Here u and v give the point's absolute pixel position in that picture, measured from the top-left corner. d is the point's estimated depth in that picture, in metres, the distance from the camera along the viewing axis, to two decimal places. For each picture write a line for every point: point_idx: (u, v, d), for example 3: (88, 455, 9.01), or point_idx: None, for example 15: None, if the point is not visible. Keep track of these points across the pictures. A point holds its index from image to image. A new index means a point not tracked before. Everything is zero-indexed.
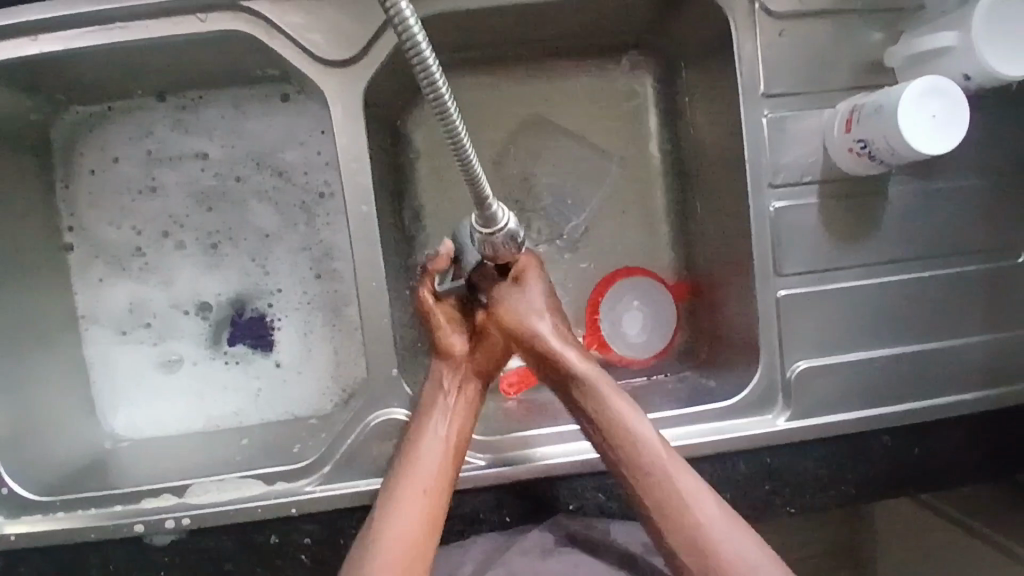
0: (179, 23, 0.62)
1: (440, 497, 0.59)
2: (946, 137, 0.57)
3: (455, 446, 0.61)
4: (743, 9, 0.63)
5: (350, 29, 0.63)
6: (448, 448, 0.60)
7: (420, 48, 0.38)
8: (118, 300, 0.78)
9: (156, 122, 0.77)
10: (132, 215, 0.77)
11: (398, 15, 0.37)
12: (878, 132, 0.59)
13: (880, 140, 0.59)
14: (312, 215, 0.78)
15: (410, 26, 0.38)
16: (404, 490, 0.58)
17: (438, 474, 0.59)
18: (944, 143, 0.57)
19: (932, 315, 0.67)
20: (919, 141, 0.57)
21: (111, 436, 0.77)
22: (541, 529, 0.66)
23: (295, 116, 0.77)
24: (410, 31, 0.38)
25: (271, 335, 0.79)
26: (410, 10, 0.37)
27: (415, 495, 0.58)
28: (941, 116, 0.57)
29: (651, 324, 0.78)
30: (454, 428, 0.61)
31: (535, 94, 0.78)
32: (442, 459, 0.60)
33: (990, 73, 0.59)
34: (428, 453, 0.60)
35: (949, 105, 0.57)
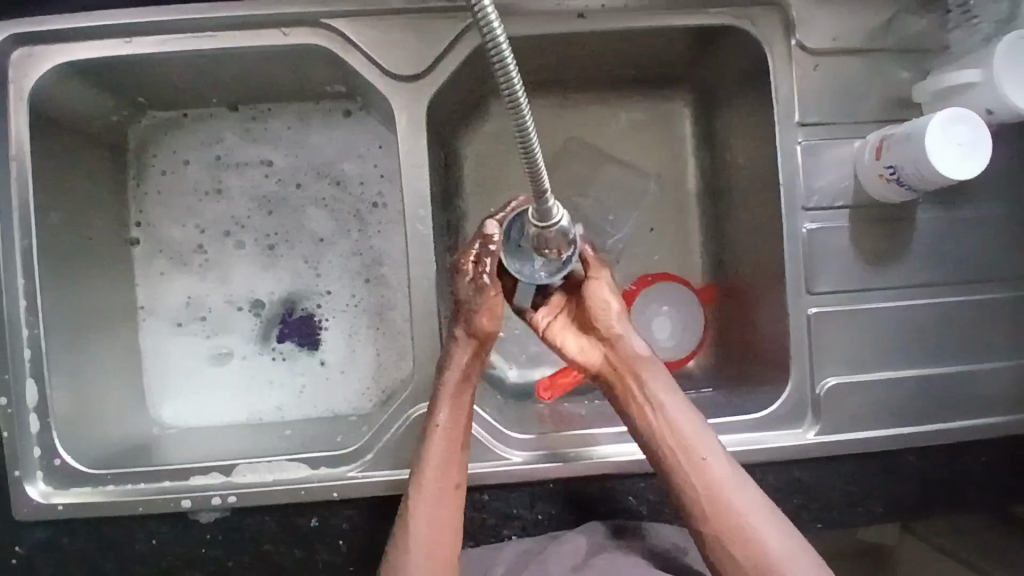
0: (263, 34, 0.68)
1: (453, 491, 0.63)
2: (972, 165, 0.61)
3: (459, 438, 0.63)
4: (780, 45, 0.69)
5: (417, 47, 0.68)
6: (450, 442, 0.63)
7: (499, 42, 0.42)
8: (177, 294, 0.82)
9: (226, 130, 0.82)
10: (196, 214, 0.82)
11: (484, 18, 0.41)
12: (907, 159, 0.63)
13: (910, 165, 0.63)
14: (364, 223, 0.83)
15: (493, 24, 0.42)
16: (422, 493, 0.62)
17: (449, 469, 0.63)
18: (970, 169, 0.61)
19: (960, 339, 0.70)
20: (945, 167, 0.61)
21: (159, 423, 0.80)
22: (575, 532, 0.67)
23: (354, 130, 0.83)
24: (492, 28, 0.42)
25: (318, 334, 0.83)
26: (497, 16, 0.41)
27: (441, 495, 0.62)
28: (967, 146, 0.61)
29: (677, 325, 0.82)
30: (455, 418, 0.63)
31: (579, 121, 0.83)
32: (454, 440, 0.63)
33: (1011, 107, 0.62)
34: (435, 450, 0.63)
35: (974, 134, 0.60)
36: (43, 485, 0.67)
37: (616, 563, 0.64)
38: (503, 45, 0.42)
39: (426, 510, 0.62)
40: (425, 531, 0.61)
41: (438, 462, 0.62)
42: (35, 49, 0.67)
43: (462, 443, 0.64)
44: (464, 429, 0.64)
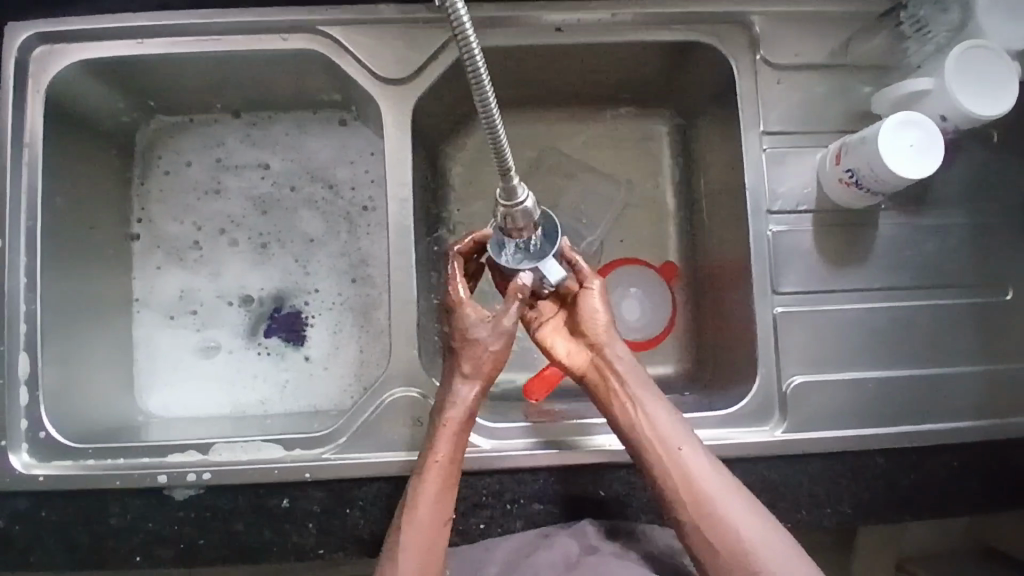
0: (263, 39, 0.73)
1: (441, 512, 0.64)
2: (926, 162, 0.64)
3: (446, 480, 0.64)
4: (746, 59, 0.73)
5: (406, 54, 0.73)
6: (439, 485, 0.64)
7: (463, 29, 0.45)
8: (171, 287, 0.86)
9: (228, 135, 0.88)
10: (194, 213, 0.87)
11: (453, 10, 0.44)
12: (863, 161, 0.66)
13: (865, 167, 0.66)
14: (353, 225, 0.87)
15: (462, 21, 0.44)
16: (417, 516, 0.62)
17: (439, 510, 0.63)
18: (924, 168, 0.64)
19: (924, 343, 0.72)
20: (900, 166, 0.64)
21: (144, 412, 0.83)
22: (551, 536, 0.68)
23: (349, 138, 0.88)
24: (459, 19, 0.44)
25: (304, 331, 0.85)
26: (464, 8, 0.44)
27: (434, 513, 0.63)
28: (919, 147, 0.64)
29: (642, 298, 0.86)
30: (446, 440, 0.64)
31: (562, 135, 0.88)
32: (451, 462, 0.64)
33: (964, 111, 0.65)
34: (433, 479, 0.63)
35: (925, 137, 0.64)
36: (28, 457, 0.71)
37: (606, 563, 0.65)
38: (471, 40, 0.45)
39: (417, 547, 0.62)
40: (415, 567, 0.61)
41: (429, 503, 0.63)
42: (56, 48, 0.74)
43: (450, 487, 0.64)
44: (452, 470, 0.64)
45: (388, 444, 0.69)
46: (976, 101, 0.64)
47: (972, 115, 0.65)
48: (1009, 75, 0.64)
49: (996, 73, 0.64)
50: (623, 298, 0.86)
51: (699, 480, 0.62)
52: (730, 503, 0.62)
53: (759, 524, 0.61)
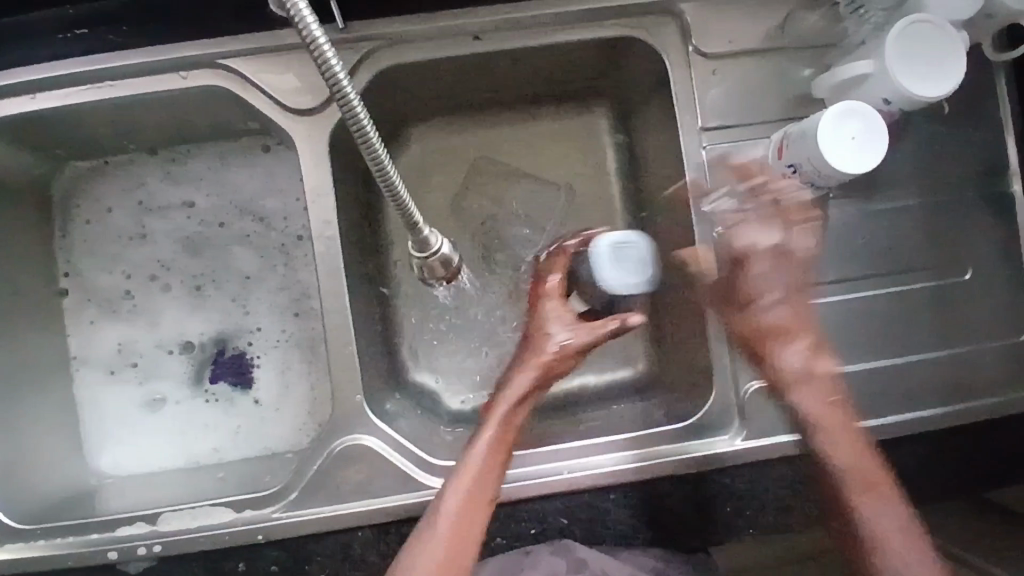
0: (161, 80, 0.68)
1: (470, 527, 0.61)
2: (870, 153, 0.60)
3: (476, 509, 0.62)
4: (678, 51, 0.69)
5: (317, 80, 0.68)
6: (467, 514, 0.61)
7: (350, 100, 0.46)
8: (108, 342, 0.82)
9: (148, 174, 0.83)
10: (122, 261, 0.83)
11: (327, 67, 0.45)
12: (803, 156, 0.63)
13: (806, 163, 0.63)
14: (289, 257, 0.83)
15: (337, 75, 0.45)
16: (439, 531, 0.61)
17: (466, 527, 0.61)
18: (869, 159, 0.60)
19: (884, 333, 0.69)
20: (837, 156, 0.60)
21: (96, 473, 0.80)
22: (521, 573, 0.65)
23: (275, 165, 0.83)
24: (341, 87, 0.45)
25: (250, 373, 0.82)
26: (339, 65, 0.45)
27: (462, 525, 0.61)
28: (859, 135, 0.60)
29: None
30: (485, 455, 0.63)
31: (498, 140, 0.83)
32: (485, 480, 0.63)
33: (907, 95, 0.60)
34: (450, 500, 0.62)
35: (866, 124, 0.60)
36: None
37: None
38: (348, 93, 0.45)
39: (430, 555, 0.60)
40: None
41: (449, 515, 0.61)
42: None
43: (480, 518, 0.62)
44: (494, 477, 0.63)
45: (340, 495, 0.66)
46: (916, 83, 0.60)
47: (911, 96, 0.60)
48: (957, 61, 0.59)
49: (942, 57, 0.60)
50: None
51: (855, 473, 0.65)
52: (870, 504, 0.64)
53: (898, 525, 0.63)
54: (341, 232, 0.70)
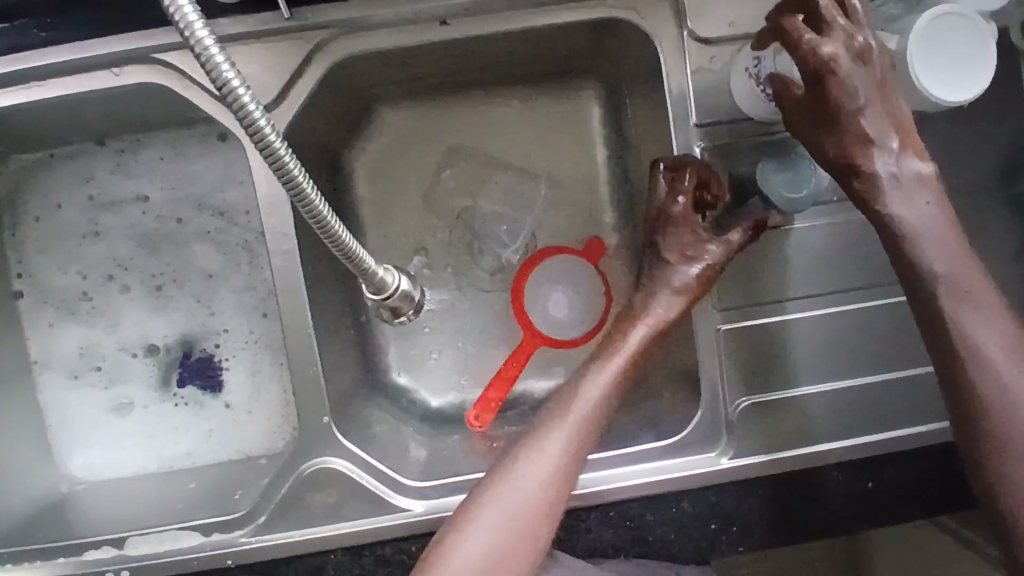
0: (93, 77, 0.61)
1: (563, 483, 0.61)
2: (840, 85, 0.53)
3: (557, 478, 0.61)
4: (670, 37, 0.61)
5: (266, 75, 0.61)
6: (548, 480, 0.60)
7: (275, 148, 0.39)
8: (69, 345, 0.79)
9: (98, 167, 0.77)
10: (78, 260, 0.78)
11: (252, 125, 0.39)
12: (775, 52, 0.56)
13: (775, 58, 0.56)
14: (254, 254, 0.78)
15: (262, 128, 0.39)
16: (532, 474, 0.60)
17: (559, 474, 0.61)
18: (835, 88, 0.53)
19: (883, 345, 0.65)
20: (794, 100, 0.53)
21: (68, 479, 0.78)
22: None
23: (234, 155, 0.77)
24: (263, 133, 0.39)
25: (219, 376, 0.79)
26: (265, 119, 0.39)
27: (555, 477, 0.61)
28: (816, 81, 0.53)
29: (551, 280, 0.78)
30: (598, 402, 0.64)
31: (475, 125, 0.77)
32: (583, 434, 0.62)
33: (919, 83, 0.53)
34: (555, 442, 0.62)
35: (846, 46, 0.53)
36: None
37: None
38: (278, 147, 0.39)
39: (522, 507, 0.60)
40: (505, 532, 0.59)
41: (549, 460, 0.61)
42: None
43: (561, 490, 0.61)
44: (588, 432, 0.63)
45: (310, 520, 0.64)
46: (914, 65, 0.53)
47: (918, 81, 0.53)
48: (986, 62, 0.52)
49: (968, 65, 0.52)
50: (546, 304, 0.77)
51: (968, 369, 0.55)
52: (964, 310, 0.55)
53: (1004, 345, 0.54)
54: (302, 241, 0.64)
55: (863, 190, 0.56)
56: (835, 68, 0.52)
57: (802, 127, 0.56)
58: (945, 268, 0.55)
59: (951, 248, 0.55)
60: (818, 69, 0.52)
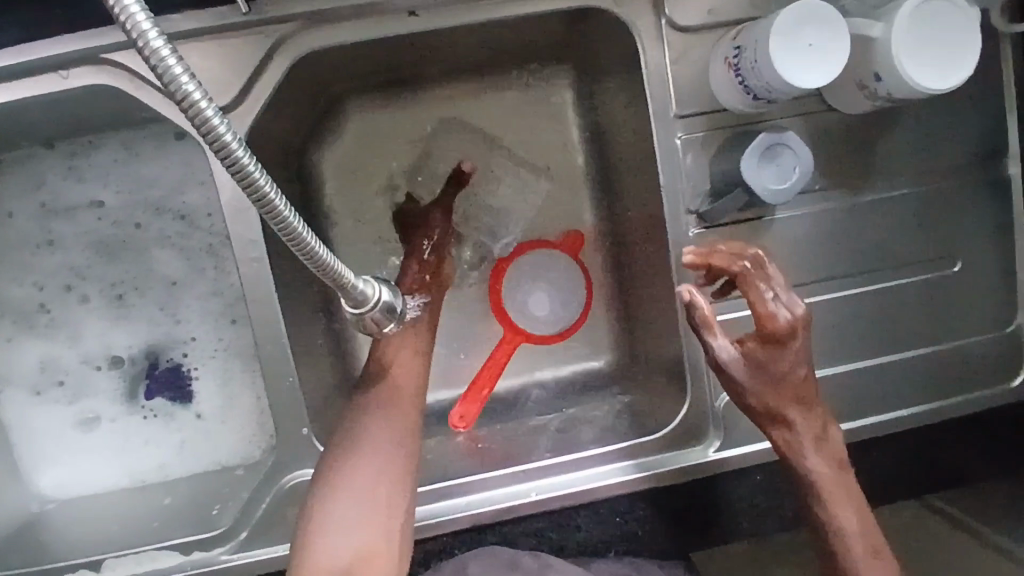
0: (34, 80, 0.57)
1: (396, 474, 0.57)
2: (816, 73, 0.52)
3: (398, 472, 0.57)
4: (648, 24, 0.59)
5: (224, 74, 0.58)
6: (388, 474, 0.57)
7: (240, 161, 0.36)
8: (29, 361, 0.75)
9: (47, 172, 0.72)
10: (31, 271, 0.74)
11: (213, 135, 0.35)
12: (751, 38, 0.54)
13: (750, 44, 0.54)
14: (220, 259, 0.75)
15: (223, 136, 0.35)
16: (364, 466, 0.56)
17: (391, 464, 0.57)
18: (812, 77, 0.52)
19: (876, 332, 0.64)
20: (781, 40, 0.52)
21: (38, 499, 0.75)
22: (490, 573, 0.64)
23: (194, 155, 0.73)
24: (223, 141, 0.35)
25: (190, 385, 0.76)
26: (226, 127, 0.35)
27: (388, 470, 0.57)
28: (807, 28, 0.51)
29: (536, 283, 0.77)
30: (395, 354, 0.63)
31: (449, 116, 0.74)
32: (393, 423, 0.59)
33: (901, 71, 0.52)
34: (374, 433, 0.58)
35: (825, 29, 0.51)
36: None
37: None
38: (241, 158, 0.35)
39: (358, 502, 0.55)
40: (351, 533, 0.54)
41: (375, 450, 0.57)
42: None
43: (403, 483, 0.57)
44: (407, 419, 0.60)
45: (294, 533, 0.62)
46: (902, 37, 0.51)
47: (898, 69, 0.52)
48: (968, 51, 0.52)
49: (950, 53, 0.52)
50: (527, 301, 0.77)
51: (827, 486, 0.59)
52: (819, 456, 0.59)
53: (829, 471, 0.60)
54: (271, 248, 0.62)
55: (781, 440, 0.60)
56: (796, 349, 0.56)
57: (749, 386, 0.58)
58: (820, 472, 0.59)
59: (810, 412, 0.59)
60: (783, 342, 0.55)
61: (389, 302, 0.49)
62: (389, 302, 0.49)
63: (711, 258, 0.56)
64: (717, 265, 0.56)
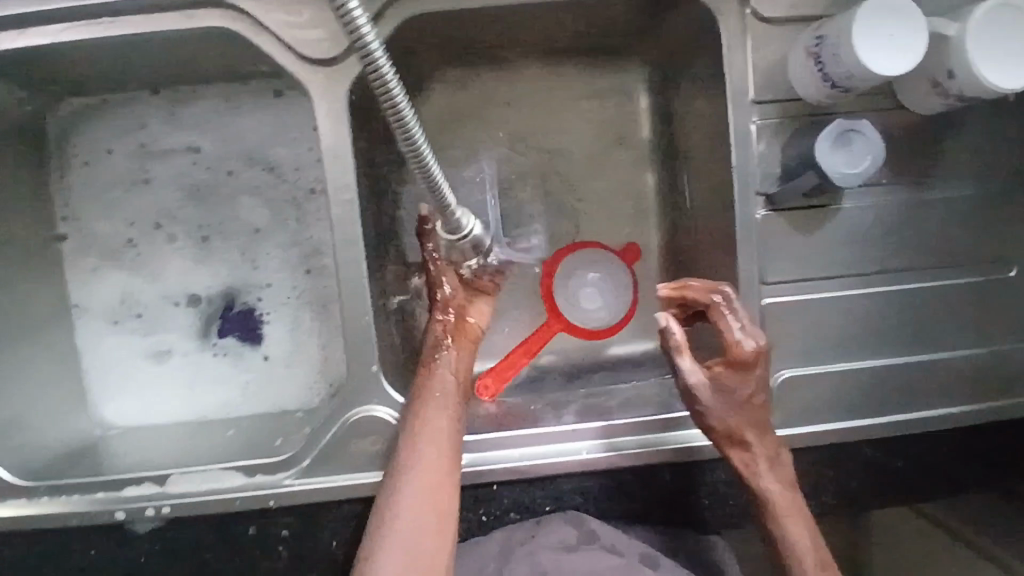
0: (164, 18, 0.62)
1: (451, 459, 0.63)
2: (892, 63, 0.55)
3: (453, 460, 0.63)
4: (734, 13, 0.62)
5: (335, 27, 0.62)
6: (446, 461, 0.62)
7: (379, 66, 0.40)
8: (110, 292, 0.79)
9: (149, 115, 0.77)
10: (124, 207, 0.78)
11: (361, 43, 0.39)
12: (834, 28, 0.58)
13: (832, 33, 0.57)
14: (301, 211, 0.79)
15: (370, 44, 0.39)
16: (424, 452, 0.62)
17: (444, 447, 0.63)
18: (887, 67, 0.55)
19: (928, 326, 0.67)
20: (863, 24, 0.55)
21: (101, 423, 0.78)
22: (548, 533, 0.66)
23: (286, 112, 0.78)
24: (370, 50, 0.39)
25: (260, 329, 0.80)
26: (374, 38, 0.39)
27: (442, 455, 0.62)
28: (889, 15, 0.55)
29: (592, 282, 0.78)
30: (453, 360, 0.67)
31: (529, 96, 0.79)
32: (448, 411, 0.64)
33: (975, 69, 0.55)
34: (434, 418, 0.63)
35: (904, 24, 0.55)
36: None
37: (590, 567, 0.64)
38: (383, 67, 0.40)
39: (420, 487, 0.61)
40: (411, 516, 0.61)
41: (433, 435, 0.62)
42: None
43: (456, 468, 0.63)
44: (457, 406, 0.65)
45: (356, 465, 0.65)
46: (974, 31, 0.54)
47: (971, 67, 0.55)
48: None
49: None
50: (579, 286, 0.78)
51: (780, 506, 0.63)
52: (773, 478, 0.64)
53: (785, 490, 0.64)
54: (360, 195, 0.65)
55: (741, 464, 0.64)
56: (758, 376, 0.63)
57: (718, 410, 0.63)
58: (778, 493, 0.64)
59: (765, 436, 0.64)
60: (748, 368, 0.62)
61: (478, 237, 0.53)
62: (479, 236, 0.53)
63: (687, 290, 0.62)
64: (692, 297, 0.63)
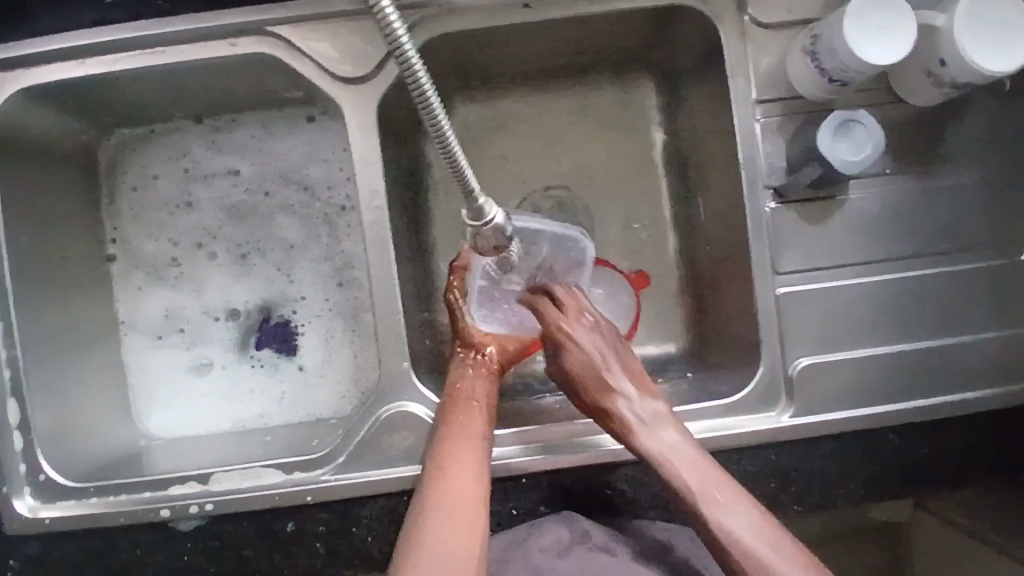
0: (208, 46, 0.68)
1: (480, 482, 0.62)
2: (881, 52, 0.59)
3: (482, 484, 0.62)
4: (732, 21, 0.67)
5: (364, 48, 0.68)
6: (476, 482, 0.61)
7: (410, 62, 0.43)
8: (154, 308, 0.83)
9: (192, 143, 0.83)
10: (168, 228, 0.84)
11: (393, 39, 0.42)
12: (824, 24, 0.62)
13: (824, 29, 0.62)
14: (333, 227, 0.84)
15: (399, 38, 0.42)
16: (453, 472, 0.61)
17: (473, 468, 0.62)
18: (877, 56, 0.59)
19: (941, 310, 0.68)
20: (852, 18, 0.59)
21: (146, 435, 0.81)
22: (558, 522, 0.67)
23: (318, 135, 0.83)
24: (399, 43, 0.42)
25: (295, 340, 0.84)
26: (404, 33, 0.42)
27: (471, 474, 0.62)
28: (877, 7, 0.59)
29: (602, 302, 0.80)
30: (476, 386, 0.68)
31: (546, 113, 0.83)
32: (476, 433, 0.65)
33: (963, 54, 0.59)
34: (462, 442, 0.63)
35: (891, 15, 0.59)
36: (31, 500, 0.70)
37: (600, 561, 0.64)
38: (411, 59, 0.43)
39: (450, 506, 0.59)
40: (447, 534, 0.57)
41: (463, 456, 0.62)
42: None
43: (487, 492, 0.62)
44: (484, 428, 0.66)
45: (387, 458, 0.68)
46: (957, 14, 0.58)
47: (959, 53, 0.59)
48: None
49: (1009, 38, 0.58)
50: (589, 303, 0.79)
51: None
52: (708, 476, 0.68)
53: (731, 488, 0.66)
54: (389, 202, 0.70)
55: None
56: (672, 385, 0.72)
57: None
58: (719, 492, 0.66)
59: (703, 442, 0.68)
60: None
61: (505, 226, 0.57)
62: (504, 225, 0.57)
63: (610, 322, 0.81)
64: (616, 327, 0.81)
